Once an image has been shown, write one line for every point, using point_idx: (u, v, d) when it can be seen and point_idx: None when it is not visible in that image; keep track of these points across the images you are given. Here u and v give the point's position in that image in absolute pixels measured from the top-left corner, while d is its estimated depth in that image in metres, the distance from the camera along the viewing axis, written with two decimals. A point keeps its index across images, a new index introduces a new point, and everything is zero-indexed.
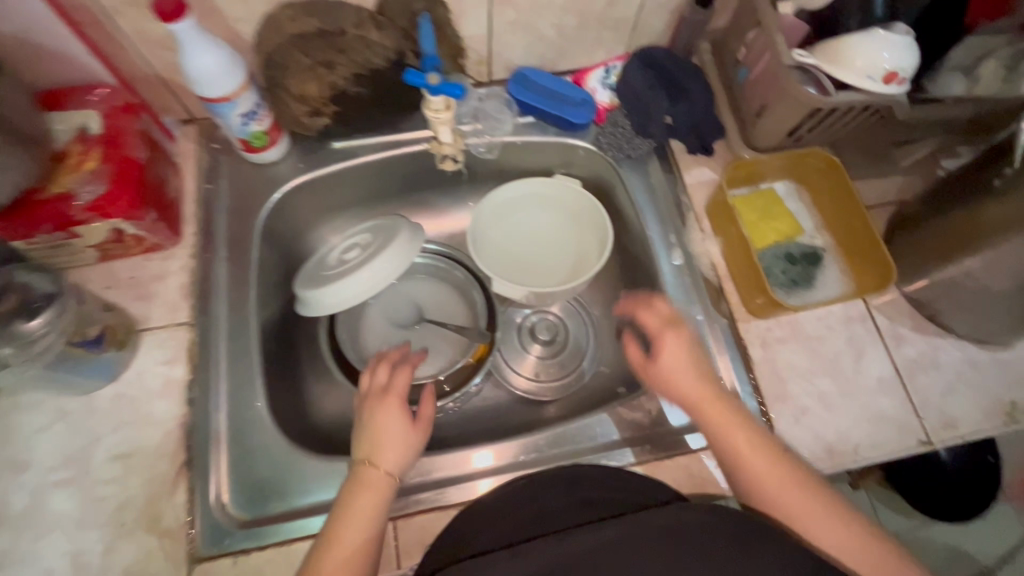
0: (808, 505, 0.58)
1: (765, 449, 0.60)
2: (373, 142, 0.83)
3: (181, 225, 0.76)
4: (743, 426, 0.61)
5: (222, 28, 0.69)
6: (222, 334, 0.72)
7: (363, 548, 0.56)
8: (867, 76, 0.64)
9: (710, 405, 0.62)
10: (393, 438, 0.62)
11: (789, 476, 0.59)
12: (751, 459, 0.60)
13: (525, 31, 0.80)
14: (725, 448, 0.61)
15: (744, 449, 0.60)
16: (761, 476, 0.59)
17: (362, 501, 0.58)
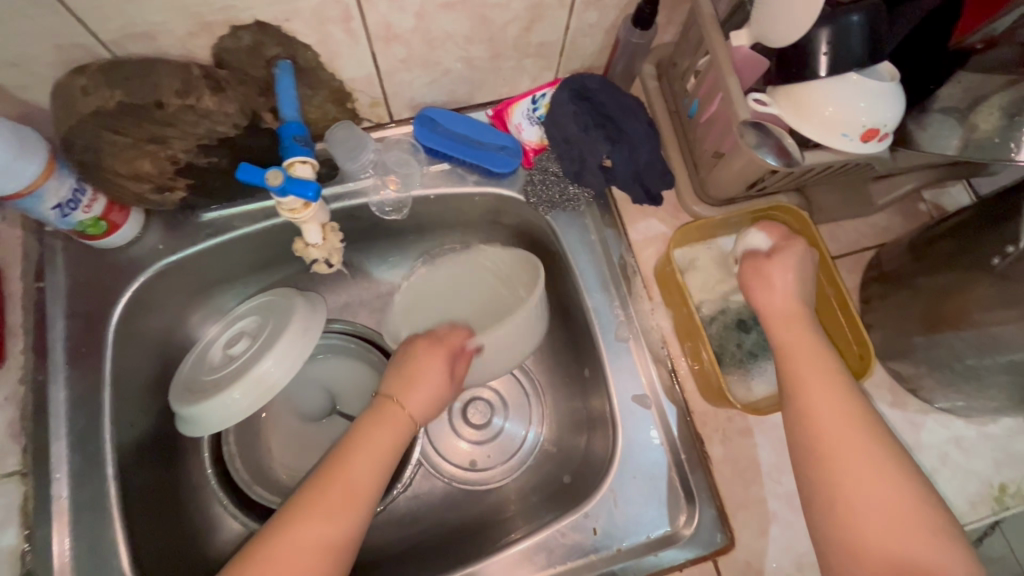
0: (881, 477, 0.47)
1: (842, 397, 0.51)
2: (252, 211, 0.68)
3: (6, 340, 0.61)
4: (822, 364, 0.53)
5: (4, 98, 0.52)
6: (64, 480, 0.58)
7: (358, 493, 0.54)
8: (841, 134, 0.51)
9: (786, 329, 0.56)
10: (422, 383, 0.61)
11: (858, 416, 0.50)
12: (822, 402, 0.51)
13: (424, 68, 0.64)
14: (791, 380, 0.53)
15: (818, 401, 0.51)
16: (831, 434, 0.50)
17: (368, 449, 0.56)
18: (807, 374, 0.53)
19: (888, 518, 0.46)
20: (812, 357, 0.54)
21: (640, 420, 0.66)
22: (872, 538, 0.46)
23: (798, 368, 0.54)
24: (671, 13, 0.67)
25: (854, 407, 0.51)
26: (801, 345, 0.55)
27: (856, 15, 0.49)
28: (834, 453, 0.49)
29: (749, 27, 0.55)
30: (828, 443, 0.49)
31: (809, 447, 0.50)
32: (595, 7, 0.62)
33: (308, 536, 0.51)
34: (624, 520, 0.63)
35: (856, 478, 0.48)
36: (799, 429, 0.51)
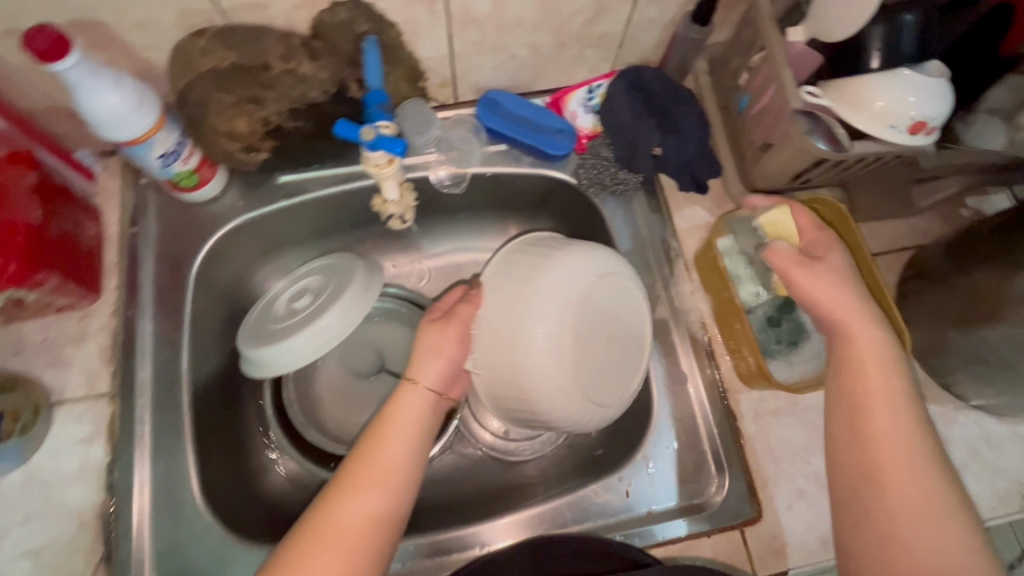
0: (920, 484, 0.50)
1: (901, 405, 0.52)
2: (326, 174, 0.73)
3: (102, 278, 0.67)
4: (885, 374, 0.53)
5: (128, 56, 0.58)
6: (146, 406, 0.64)
7: (397, 470, 0.54)
8: (889, 126, 0.54)
9: (866, 329, 0.54)
10: (437, 359, 0.60)
11: (914, 434, 0.51)
12: (880, 412, 0.52)
13: (493, 52, 0.69)
14: (855, 387, 0.54)
15: (878, 399, 0.53)
16: (889, 443, 0.51)
17: (400, 428, 0.57)
18: (871, 366, 0.53)
19: (922, 517, 0.49)
20: (878, 356, 0.54)
21: (675, 394, 0.69)
22: (907, 535, 0.48)
23: (869, 369, 0.54)
24: (727, 12, 0.71)
25: (912, 418, 0.52)
26: (869, 345, 0.54)
27: (909, 15, 0.54)
28: (888, 473, 0.50)
29: (805, 23, 0.58)
30: (883, 461, 0.51)
31: (866, 456, 0.52)
32: (657, 2, 0.67)
33: (354, 509, 0.51)
34: (655, 488, 0.66)
35: (898, 481, 0.50)
36: (841, 428, 0.54)
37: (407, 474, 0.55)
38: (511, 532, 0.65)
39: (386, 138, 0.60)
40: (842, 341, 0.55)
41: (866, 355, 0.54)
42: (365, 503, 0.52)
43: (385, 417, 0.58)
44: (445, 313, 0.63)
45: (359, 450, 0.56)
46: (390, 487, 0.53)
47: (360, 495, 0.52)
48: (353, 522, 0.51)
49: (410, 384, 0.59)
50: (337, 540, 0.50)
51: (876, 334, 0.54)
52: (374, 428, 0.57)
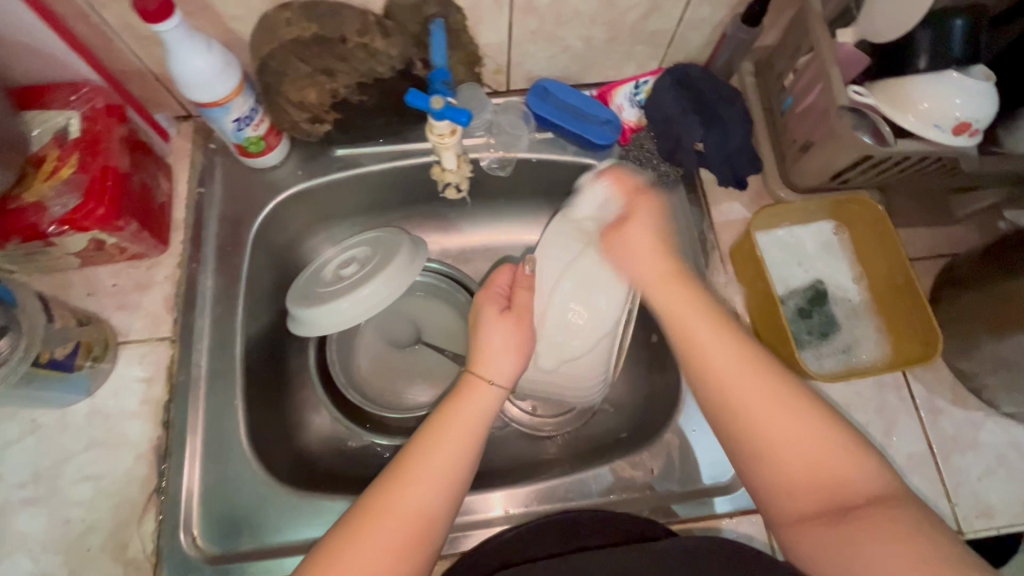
0: (796, 416, 0.51)
1: (732, 345, 0.55)
2: (379, 150, 0.77)
3: (170, 231, 0.72)
4: (726, 330, 0.56)
5: (216, 25, 0.63)
6: (203, 354, 0.68)
7: (456, 465, 0.53)
8: (934, 126, 0.56)
9: (672, 282, 0.60)
10: (498, 353, 0.62)
11: (748, 359, 0.54)
12: (712, 353, 0.55)
13: (548, 42, 0.73)
14: (685, 338, 0.57)
15: (712, 355, 0.55)
16: (731, 382, 0.53)
17: (462, 423, 0.56)
18: (698, 334, 0.56)
19: (801, 444, 0.50)
20: (703, 320, 0.57)
21: None
22: (785, 466, 0.50)
23: (689, 322, 0.57)
24: (776, 16, 0.74)
25: (743, 344, 0.55)
26: (684, 313, 0.58)
27: (958, 20, 0.56)
28: (744, 410, 0.52)
29: (855, 26, 0.61)
30: (730, 401, 0.53)
31: (715, 400, 0.54)
32: (709, 2, 0.69)
33: (412, 500, 0.51)
34: (679, 467, 0.67)
35: (767, 421, 0.51)
36: (708, 386, 0.55)
37: (463, 472, 0.54)
38: (505, 502, 0.66)
39: (453, 108, 0.64)
40: (668, 315, 0.59)
41: (679, 311, 0.58)
42: (422, 492, 0.51)
43: (449, 408, 0.57)
44: (506, 297, 0.67)
45: (417, 442, 0.55)
46: (443, 485, 0.52)
47: (417, 484, 0.52)
48: (409, 512, 0.50)
49: (475, 376, 0.60)
50: (392, 530, 0.49)
51: (696, 303, 0.58)
52: (435, 421, 0.56)
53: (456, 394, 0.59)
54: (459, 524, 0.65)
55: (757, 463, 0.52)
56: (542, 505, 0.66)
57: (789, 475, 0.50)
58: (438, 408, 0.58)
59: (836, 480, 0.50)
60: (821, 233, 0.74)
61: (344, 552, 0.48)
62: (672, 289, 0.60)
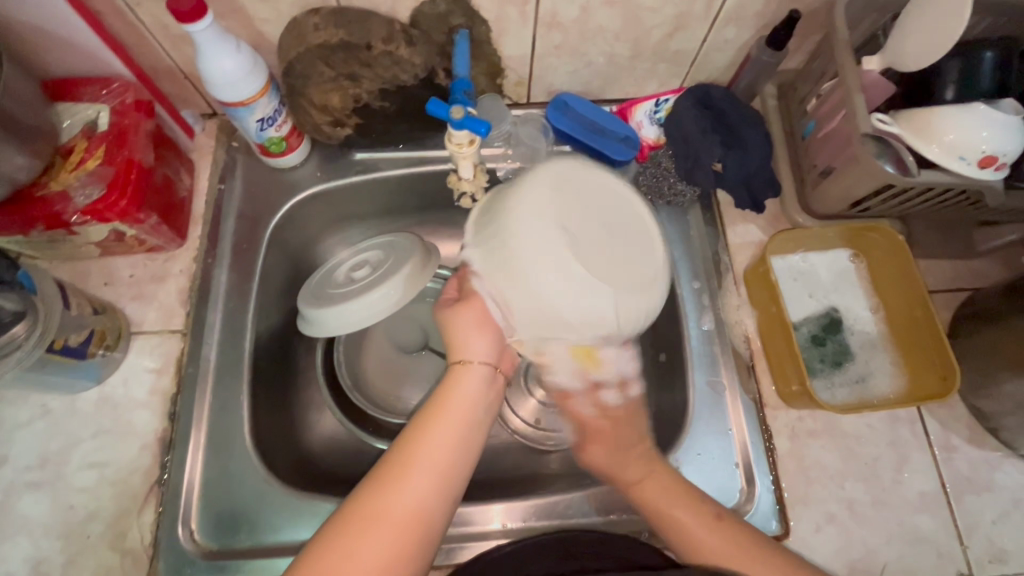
0: (751, 558, 0.55)
1: (708, 516, 0.58)
2: (398, 157, 0.78)
3: (188, 226, 0.73)
4: (682, 500, 0.59)
5: (246, 26, 0.64)
6: (213, 347, 0.69)
7: (449, 458, 0.53)
8: (959, 157, 0.55)
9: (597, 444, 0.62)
10: (473, 335, 0.59)
11: (718, 521, 0.57)
12: (683, 517, 0.58)
13: (572, 56, 0.73)
14: (652, 509, 0.59)
15: (682, 522, 0.58)
16: (695, 532, 0.57)
17: (451, 418, 0.55)
18: (659, 501, 0.59)
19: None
20: (664, 491, 0.59)
21: (712, 405, 0.69)
22: None
23: (648, 498, 0.59)
24: (801, 40, 0.73)
25: (693, 504, 0.58)
26: (637, 476, 0.60)
27: (988, 53, 0.57)
28: (712, 557, 0.56)
29: (881, 54, 0.61)
30: (704, 547, 0.56)
31: (688, 552, 0.57)
32: (735, 23, 0.69)
33: (402, 501, 0.50)
34: None
35: (730, 559, 0.55)
36: (685, 552, 0.57)
37: (456, 463, 0.53)
38: (506, 515, 0.65)
39: (472, 118, 0.64)
40: (610, 475, 0.61)
41: (645, 493, 0.59)
42: (408, 492, 0.51)
43: (435, 405, 0.56)
44: (456, 297, 0.62)
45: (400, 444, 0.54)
46: (434, 482, 0.52)
47: (406, 480, 0.51)
48: (407, 502, 0.50)
49: (463, 363, 0.58)
50: (385, 525, 0.49)
51: (664, 475, 0.60)
52: (423, 416, 0.55)
53: (441, 390, 0.57)
54: (455, 535, 0.64)
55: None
56: (540, 521, 0.65)
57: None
58: (427, 402, 0.57)
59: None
60: (836, 260, 0.73)
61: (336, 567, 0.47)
62: (634, 449, 0.61)
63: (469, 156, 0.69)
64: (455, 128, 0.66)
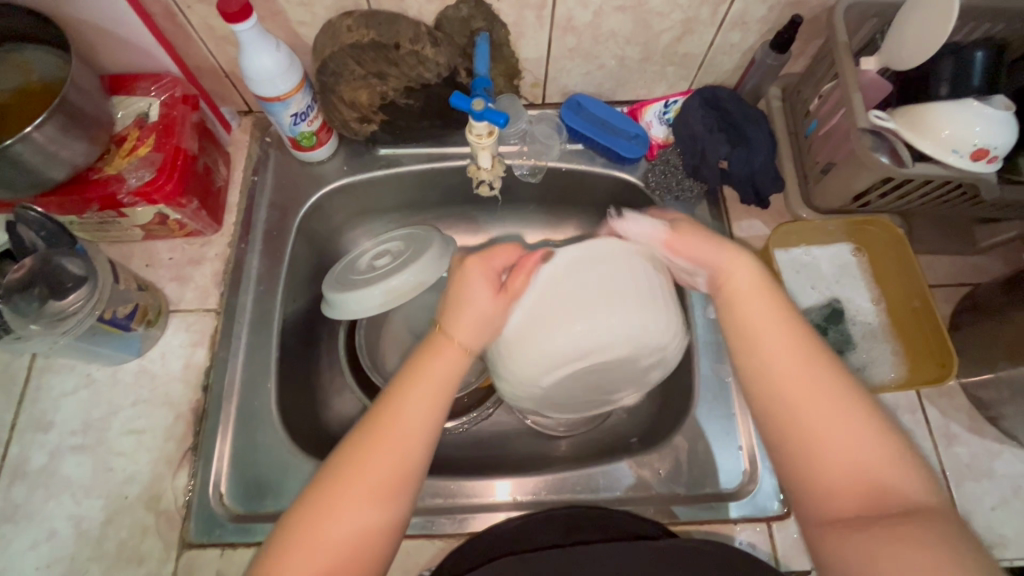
0: (821, 384, 0.49)
1: (800, 346, 0.51)
2: (419, 153, 0.82)
3: (224, 213, 0.78)
4: (786, 331, 0.52)
5: (284, 28, 0.70)
6: (245, 325, 0.73)
7: (420, 436, 0.50)
8: (953, 151, 0.58)
9: (739, 273, 0.56)
10: (469, 308, 0.57)
11: (811, 356, 0.50)
12: (769, 339, 0.51)
13: (584, 59, 0.78)
14: (748, 333, 0.53)
15: (773, 351, 0.51)
16: (790, 369, 0.50)
17: (432, 386, 0.53)
18: (765, 334, 0.52)
19: (837, 441, 0.47)
20: (764, 318, 0.53)
21: (717, 392, 0.72)
22: (833, 472, 0.47)
23: (753, 324, 0.53)
24: (803, 45, 0.77)
25: (793, 337, 0.51)
26: (757, 312, 0.53)
27: (979, 53, 0.60)
28: (792, 388, 0.49)
29: (878, 54, 0.64)
30: (790, 383, 0.49)
31: (766, 383, 0.50)
32: (740, 29, 0.73)
33: (365, 480, 0.48)
34: (687, 471, 0.69)
35: (803, 402, 0.49)
36: (757, 381, 0.51)
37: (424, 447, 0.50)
38: (513, 489, 0.68)
39: (492, 110, 0.68)
40: (729, 305, 0.55)
41: (740, 310, 0.54)
42: (364, 506, 0.47)
43: (419, 370, 0.54)
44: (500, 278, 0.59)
45: (375, 412, 0.51)
46: (400, 469, 0.49)
47: (376, 449, 0.49)
48: (380, 470, 0.48)
49: (448, 337, 0.56)
50: (345, 505, 0.47)
51: (767, 296, 0.54)
52: (400, 383, 0.53)
53: (425, 352, 0.55)
54: (466, 507, 0.67)
55: (793, 444, 0.49)
56: (553, 495, 0.68)
57: (828, 473, 0.47)
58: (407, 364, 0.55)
59: (891, 483, 0.45)
60: (838, 254, 0.76)
61: (312, 538, 0.46)
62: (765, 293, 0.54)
63: (487, 147, 0.74)
64: (475, 120, 0.70)
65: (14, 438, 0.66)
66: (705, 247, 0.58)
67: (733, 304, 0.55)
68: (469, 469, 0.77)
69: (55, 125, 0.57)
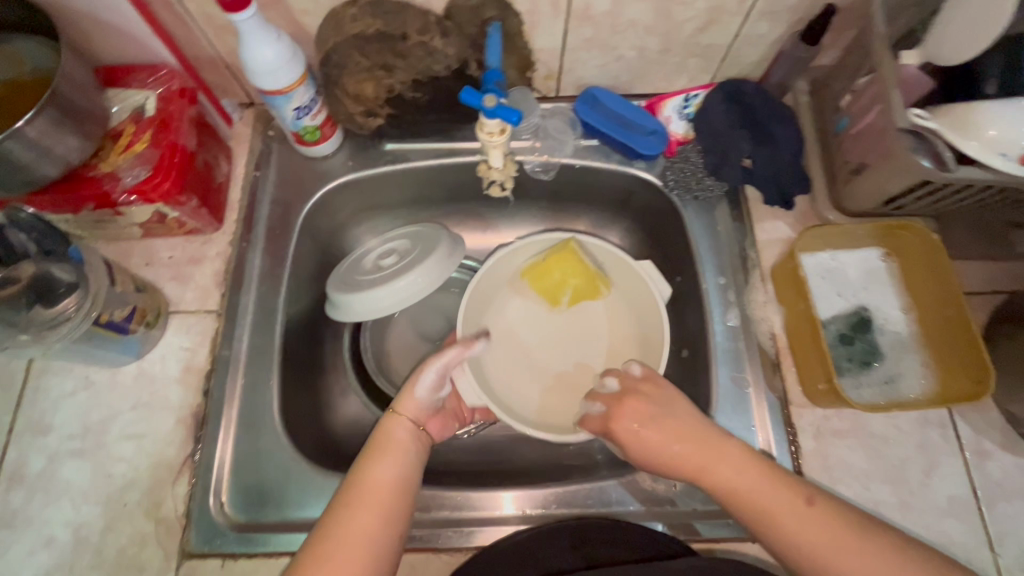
0: (838, 529, 0.50)
1: (800, 501, 0.52)
2: (427, 148, 0.79)
3: (225, 211, 0.76)
4: (783, 489, 0.53)
5: (286, 17, 0.66)
6: (247, 327, 0.71)
7: (393, 501, 0.54)
8: (1000, 154, 0.54)
9: (721, 463, 0.55)
10: (417, 386, 0.63)
11: (810, 505, 0.52)
12: (779, 509, 0.52)
13: (602, 50, 0.74)
14: (758, 511, 0.53)
15: (787, 521, 0.52)
16: (805, 531, 0.51)
17: (398, 457, 0.58)
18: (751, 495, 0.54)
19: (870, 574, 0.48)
20: (757, 485, 0.54)
21: (735, 403, 0.68)
22: None
23: (752, 497, 0.54)
24: (836, 36, 0.72)
25: (790, 491, 0.53)
26: (733, 477, 0.55)
27: None
28: (816, 549, 0.50)
29: (920, 47, 0.59)
30: (811, 546, 0.50)
31: (796, 553, 0.51)
32: (768, 18, 0.69)
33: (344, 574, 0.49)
34: (703, 486, 0.66)
35: (825, 543, 0.50)
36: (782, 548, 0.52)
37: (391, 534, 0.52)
38: (517, 502, 0.66)
39: (504, 107, 0.65)
40: (728, 493, 0.55)
41: (733, 489, 0.55)
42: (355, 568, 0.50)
43: (377, 445, 0.59)
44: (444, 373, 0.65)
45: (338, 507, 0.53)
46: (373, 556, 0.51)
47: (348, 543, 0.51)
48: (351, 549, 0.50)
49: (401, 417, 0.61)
50: None
51: (759, 468, 0.55)
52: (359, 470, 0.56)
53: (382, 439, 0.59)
54: (470, 519, 0.65)
55: None
56: (563, 509, 0.65)
57: None
58: (364, 450, 0.59)
59: None
60: (866, 260, 0.72)
61: None
62: (726, 449, 0.56)
63: (499, 145, 0.71)
64: (487, 117, 0.67)
65: (13, 442, 0.65)
66: (661, 415, 0.58)
67: (726, 488, 0.55)
68: (475, 477, 0.75)
69: (46, 119, 0.54)
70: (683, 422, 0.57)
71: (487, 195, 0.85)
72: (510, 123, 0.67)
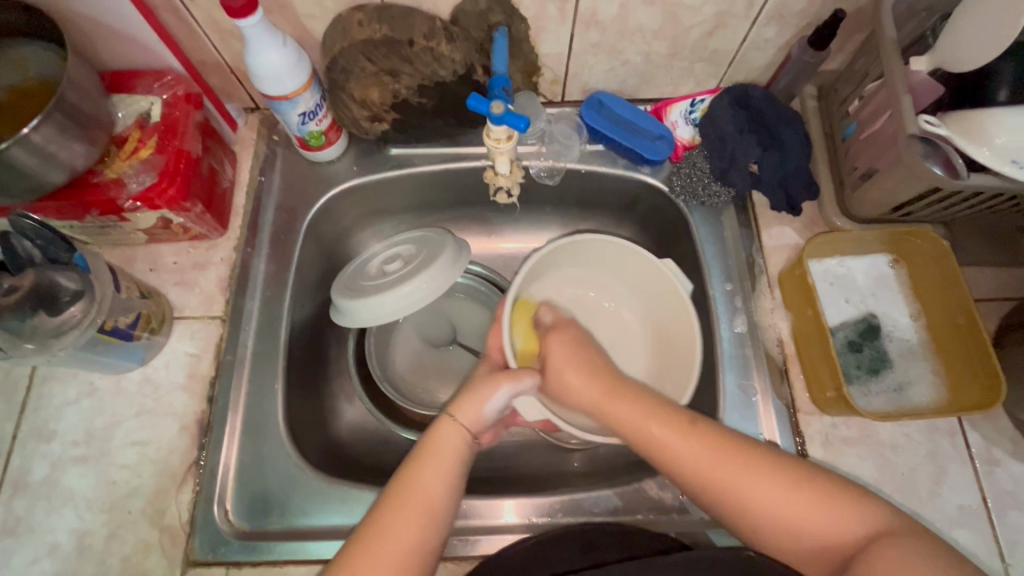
0: (734, 460, 0.52)
1: (684, 429, 0.55)
2: (432, 153, 0.79)
3: (230, 216, 0.75)
4: (689, 430, 0.55)
5: (292, 22, 0.66)
6: (251, 333, 0.70)
7: (434, 506, 0.53)
8: (1012, 161, 0.53)
9: (611, 401, 0.59)
10: (486, 405, 0.60)
11: (698, 437, 0.54)
12: (665, 435, 0.55)
13: (608, 55, 0.73)
14: (656, 449, 0.55)
15: (681, 454, 0.54)
16: (702, 463, 0.53)
17: (446, 463, 0.56)
18: (661, 437, 0.55)
19: (791, 513, 0.50)
20: (661, 425, 0.56)
21: (743, 410, 0.68)
22: (778, 530, 0.50)
23: (653, 436, 0.56)
24: (844, 41, 0.72)
25: (683, 429, 0.55)
26: (629, 415, 0.58)
27: None
28: (715, 483, 0.52)
29: (930, 53, 0.59)
30: (714, 480, 0.52)
31: (698, 484, 0.53)
32: (776, 23, 0.69)
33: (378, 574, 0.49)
34: None
35: (717, 473, 0.52)
36: (682, 474, 0.54)
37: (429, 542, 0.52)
38: (519, 511, 0.65)
39: (511, 113, 0.65)
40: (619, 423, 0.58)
41: (627, 423, 0.57)
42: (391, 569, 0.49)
43: (425, 450, 0.57)
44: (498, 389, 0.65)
45: (380, 511, 0.52)
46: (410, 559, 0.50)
47: (383, 545, 0.50)
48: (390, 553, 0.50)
49: (454, 425, 0.59)
50: None
51: (639, 404, 0.58)
52: (405, 475, 0.55)
53: (430, 443, 0.57)
54: (475, 527, 0.64)
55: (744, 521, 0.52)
56: (568, 517, 0.65)
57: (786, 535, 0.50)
58: (410, 454, 0.57)
59: (824, 527, 0.49)
60: (874, 266, 0.71)
61: None
62: (620, 389, 0.60)
63: (506, 152, 0.71)
64: (494, 123, 0.67)
65: (16, 449, 0.65)
66: (576, 357, 0.63)
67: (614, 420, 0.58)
68: (479, 483, 0.75)
69: (52, 126, 0.54)
70: (590, 358, 0.63)
71: (494, 199, 0.83)
72: (518, 129, 0.66)
